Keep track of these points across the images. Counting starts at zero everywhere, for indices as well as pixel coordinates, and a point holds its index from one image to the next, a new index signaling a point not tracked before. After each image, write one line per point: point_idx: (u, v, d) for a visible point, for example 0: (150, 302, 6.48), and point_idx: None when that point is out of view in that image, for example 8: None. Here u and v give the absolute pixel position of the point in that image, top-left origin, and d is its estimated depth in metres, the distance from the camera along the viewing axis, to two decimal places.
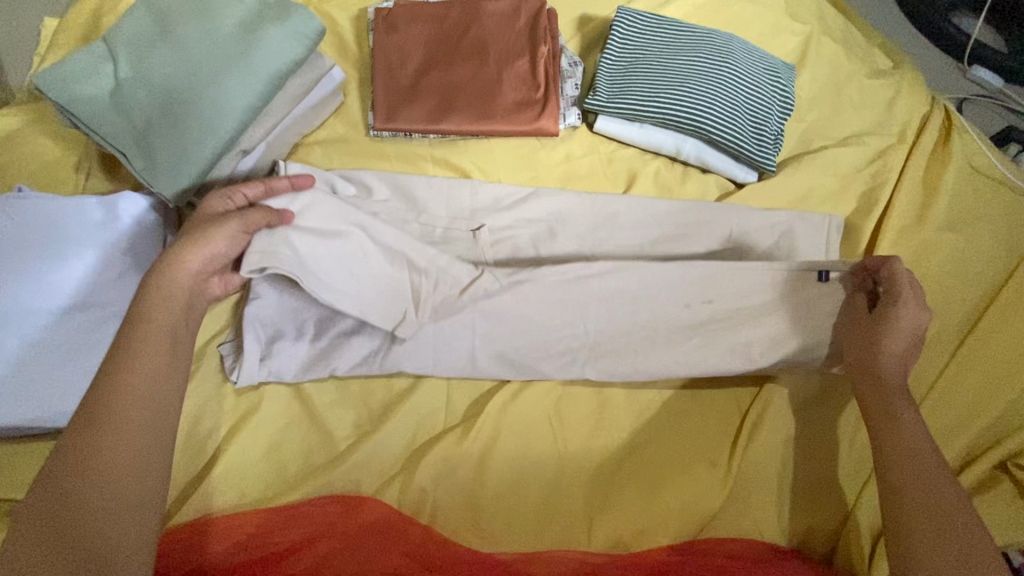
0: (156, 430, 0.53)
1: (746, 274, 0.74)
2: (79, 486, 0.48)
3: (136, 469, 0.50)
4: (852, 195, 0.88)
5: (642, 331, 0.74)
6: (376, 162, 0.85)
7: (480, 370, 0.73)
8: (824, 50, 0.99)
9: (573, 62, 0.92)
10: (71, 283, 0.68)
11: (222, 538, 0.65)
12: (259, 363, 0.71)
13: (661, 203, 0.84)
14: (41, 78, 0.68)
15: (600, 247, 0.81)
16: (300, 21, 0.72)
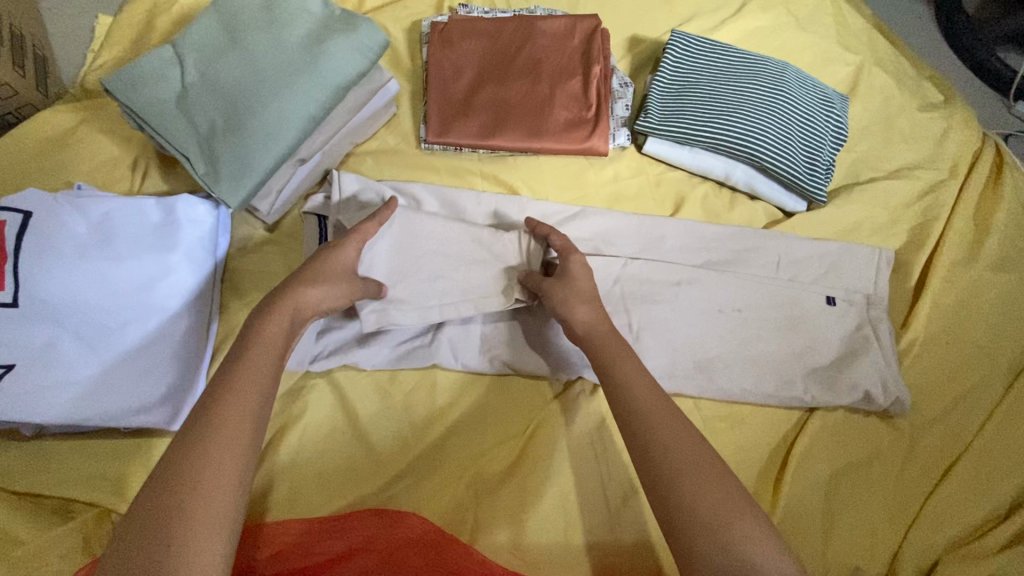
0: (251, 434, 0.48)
1: (770, 286, 0.81)
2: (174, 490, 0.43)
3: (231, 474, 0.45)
4: (902, 228, 0.87)
5: (680, 329, 0.78)
6: (426, 174, 0.85)
7: (521, 364, 0.76)
8: (875, 81, 0.99)
9: (624, 83, 0.93)
10: (124, 283, 0.68)
11: (265, 545, 0.65)
12: (315, 340, 0.73)
13: (708, 227, 0.84)
14: (112, 80, 0.68)
15: (647, 253, 0.82)
16: (366, 34, 0.73)
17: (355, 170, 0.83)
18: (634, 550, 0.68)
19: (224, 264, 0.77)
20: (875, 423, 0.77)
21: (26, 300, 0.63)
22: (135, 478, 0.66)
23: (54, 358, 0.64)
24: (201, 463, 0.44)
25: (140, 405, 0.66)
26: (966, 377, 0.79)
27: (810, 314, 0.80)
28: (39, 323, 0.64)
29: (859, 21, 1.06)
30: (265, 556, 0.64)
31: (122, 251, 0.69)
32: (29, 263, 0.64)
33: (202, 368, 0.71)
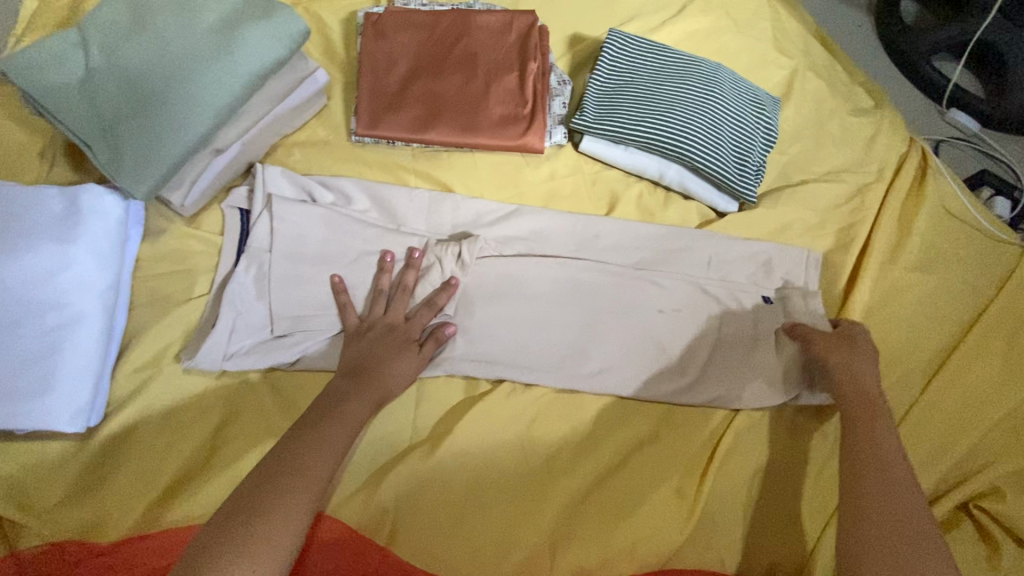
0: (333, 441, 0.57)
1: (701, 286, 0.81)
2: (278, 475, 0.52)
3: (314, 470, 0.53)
4: (829, 230, 0.89)
5: (610, 331, 0.78)
6: (356, 168, 0.83)
7: (452, 366, 0.74)
8: (809, 85, 1.01)
9: (561, 81, 0.92)
10: (19, 277, 0.64)
11: (159, 552, 0.61)
12: (227, 337, 0.69)
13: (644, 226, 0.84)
14: (6, 62, 0.64)
15: (581, 253, 0.82)
16: (284, 19, 0.70)
17: (282, 162, 0.81)
18: (553, 550, 0.68)
19: (136, 257, 0.73)
20: (800, 422, 0.78)
21: None
22: (28, 483, 0.63)
23: None
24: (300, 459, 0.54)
25: (31, 407, 0.61)
26: (886, 376, 0.81)
27: (739, 313, 0.81)
28: None
29: (796, 27, 1.08)
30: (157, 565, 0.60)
31: (16, 243, 0.65)
32: None
33: (106, 367, 0.67)
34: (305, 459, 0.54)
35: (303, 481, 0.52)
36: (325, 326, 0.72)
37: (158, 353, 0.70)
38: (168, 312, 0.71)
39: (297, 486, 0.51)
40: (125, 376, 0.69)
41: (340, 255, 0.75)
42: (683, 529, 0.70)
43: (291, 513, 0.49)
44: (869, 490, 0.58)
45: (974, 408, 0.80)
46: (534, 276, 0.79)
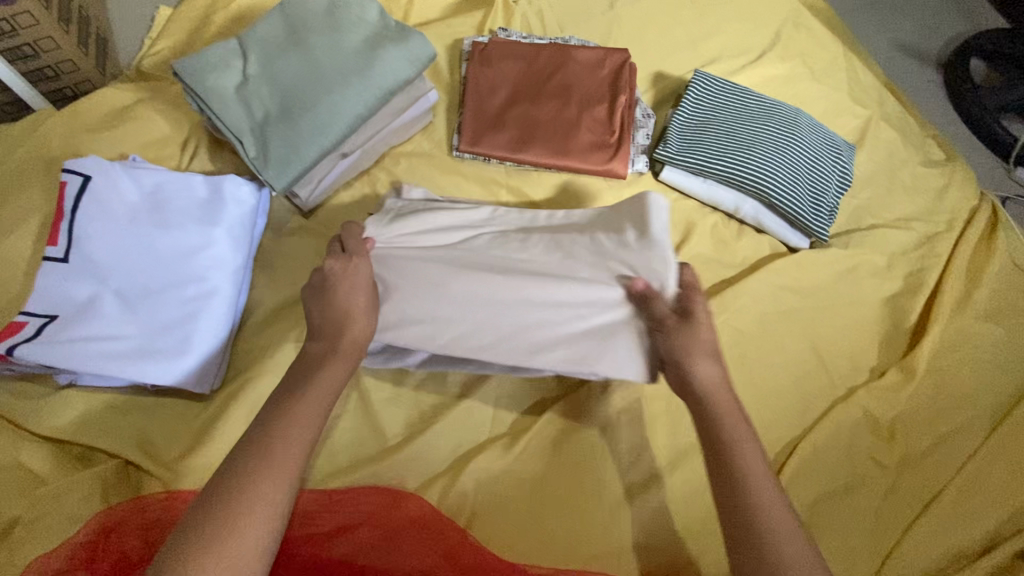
0: (318, 401, 0.54)
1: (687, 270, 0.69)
2: (253, 447, 0.49)
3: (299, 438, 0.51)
4: (898, 273, 0.92)
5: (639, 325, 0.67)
6: (455, 180, 0.91)
7: (527, 362, 0.68)
8: (882, 134, 1.05)
9: (646, 114, 0.99)
10: (167, 251, 0.73)
11: None
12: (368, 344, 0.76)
13: (648, 207, 0.74)
14: (180, 64, 0.74)
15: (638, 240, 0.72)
16: (415, 45, 0.79)
17: (390, 170, 0.89)
18: (621, 550, 0.71)
19: (260, 242, 0.82)
20: (862, 455, 0.80)
21: (76, 258, 0.70)
22: (154, 436, 0.70)
23: (99, 314, 0.69)
24: (283, 431, 0.51)
25: (166, 365, 0.69)
26: (949, 419, 0.83)
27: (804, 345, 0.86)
28: (88, 279, 0.69)
29: (869, 79, 1.13)
30: None
31: (166, 221, 0.74)
32: (84, 224, 0.71)
33: (229, 338, 0.74)
34: (287, 422, 0.51)
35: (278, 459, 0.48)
36: (419, 323, 0.71)
37: (273, 329, 0.78)
38: (284, 295, 0.79)
39: (274, 457, 0.49)
40: (243, 347, 0.76)
41: (460, 252, 0.76)
42: None
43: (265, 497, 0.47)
44: (722, 455, 0.54)
45: None
46: (584, 258, 0.73)
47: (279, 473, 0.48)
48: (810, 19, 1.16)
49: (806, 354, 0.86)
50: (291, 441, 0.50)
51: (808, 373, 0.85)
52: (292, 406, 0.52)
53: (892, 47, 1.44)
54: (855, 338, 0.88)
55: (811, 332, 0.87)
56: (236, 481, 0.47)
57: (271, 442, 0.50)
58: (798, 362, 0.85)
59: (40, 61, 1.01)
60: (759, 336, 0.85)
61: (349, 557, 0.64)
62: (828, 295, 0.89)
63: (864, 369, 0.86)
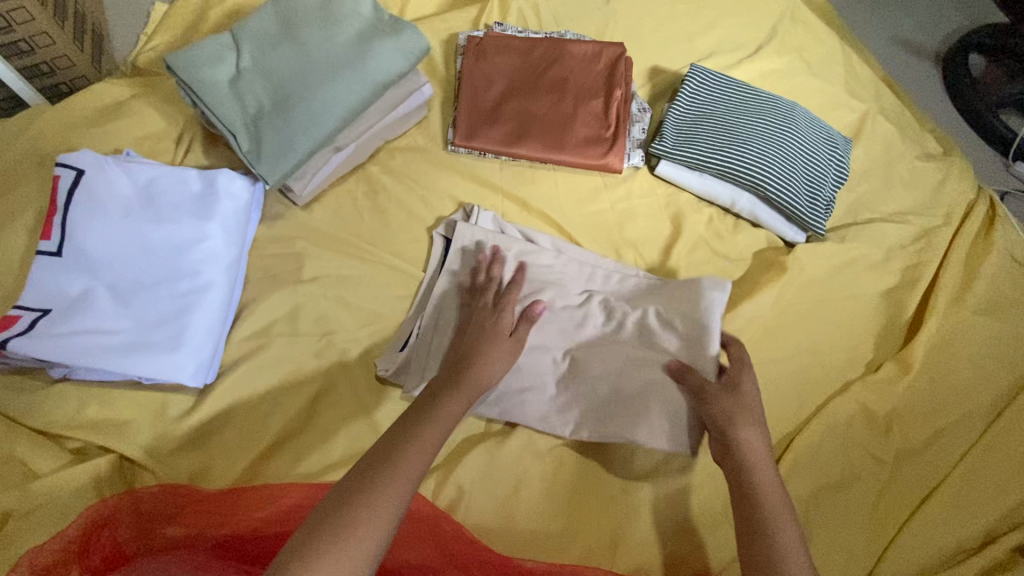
0: (442, 423, 0.58)
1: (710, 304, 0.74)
2: (379, 451, 0.54)
3: (425, 451, 0.55)
4: (895, 267, 0.92)
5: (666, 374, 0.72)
6: (450, 175, 0.91)
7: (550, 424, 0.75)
8: (879, 128, 1.05)
9: (642, 108, 0.99)
10: (161, 246, 0.73)
11: (264, 504, 0.65)
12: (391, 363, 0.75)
13: (702, 283, 0.76)
14: (173, 57, 0.74)
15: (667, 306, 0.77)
16: (409, 37, 0.79)
17: (385, 164, 0.89)
18: (617, 545, 0.70)
19: (254, 237, 0.82)
20: (859, 449, 0.80)
21: (68, 252, 0.70)
22: (148, 430, 0.70)
23: (92, 308, 0.69)
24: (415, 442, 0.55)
25: (158, 359, 0.68)
26: (945, 413, 0.83)
27: (797, 339, 0.86)
28: (81, 273, 0.69)
29: (866, 74, 1.13)
30: (259, 516, 0.64)
31: (160, 216, 0.74)
32: (77, 218, 0.71)
33: (224, 332, 0.74)
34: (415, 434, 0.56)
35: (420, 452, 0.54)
36: None
37: (267, 324, 0.78)
38: (278, 289, 0.79)
39: (403, 460, 0.53)
40: (237, 342, 0.76)
41: (575, 320, 0.79)
42: None
43: (388, 495, 0.50)
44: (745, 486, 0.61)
45: None
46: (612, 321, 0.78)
47: (405, 474, 0.52)
48: (807, 13, 1.16)
49: (801, 348, 0.85)
50: (418, 451, 0.54)
51: (804, 367, 0.84)
52: (421, 424, 0.57)
53: (889, 42, 1.43)
54: (852, 332, 0.87)
55: (807, 326, 0.87)
56: (363, 478, 0.51)
57: (399, 446, 0.54)
58: (794, 356, 0.85)
59: (34, 56, 1.01)
60: (755, 330, 0.85)
61: None
62: (825, 288, 0.89)
63: (859, 363, 0.86)
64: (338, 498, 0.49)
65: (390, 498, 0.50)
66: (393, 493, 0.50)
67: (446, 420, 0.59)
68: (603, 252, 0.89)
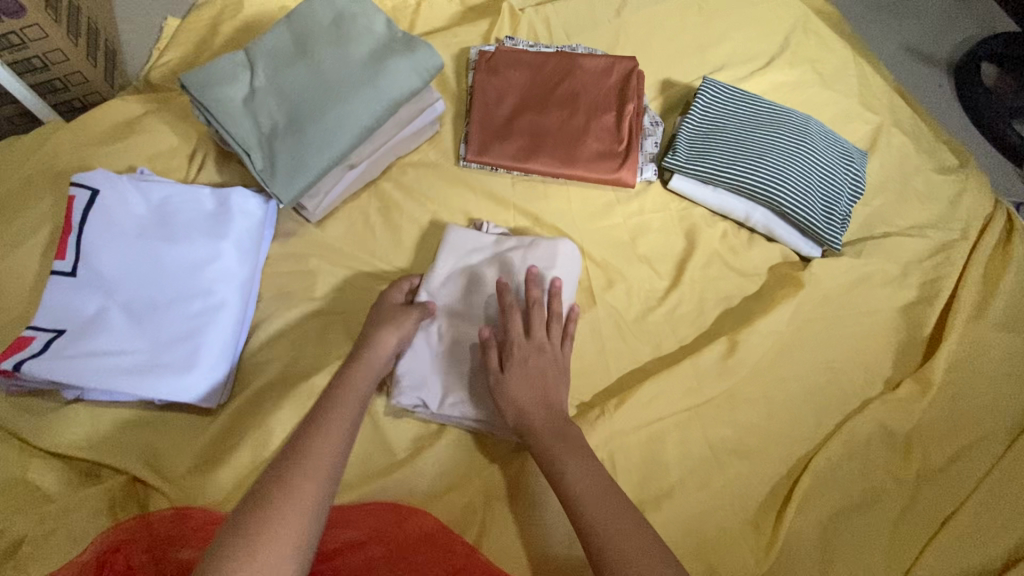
0: (351, 408, 0.60)
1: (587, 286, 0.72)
2: (297, 441, 0.54)
3: (341, 435, 0.56)
4: (913, 281, 0.90)
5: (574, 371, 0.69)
6: (462, 190, 0.90)
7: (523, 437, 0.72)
8: (893, 140, 1.04)
9: (654, 122, 0.98)
10: (175, 265, 0.73)
11: None
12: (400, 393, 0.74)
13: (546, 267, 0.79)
14: (188, 76, 0.74)
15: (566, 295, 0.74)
16: (422, 55, 0.79)
17: (397, 180, 0.89)
18: None
19: (267, 255, 0.81)
20: (878, 468, 0.79)
21: (83, 272, 0.70)
22: (161, 451, 0.69)
23: (106, 328, 0.68)
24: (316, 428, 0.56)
25: (172, 379, 0.68)
26: (967, 430, 0.81)
27: (814, 355, 0.85)
28: (95, 293, 0.69)
29: (879, 85, 1.12)
30: None
31: (174, 235, 0.74)
32: (91, 237, 0.71)
33: (236, 351, 0.74)
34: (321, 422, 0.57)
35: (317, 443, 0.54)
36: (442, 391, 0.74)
37: (279, 343, 0.77)
38: (291, 307, 0.79)
39: (316, 444, 0.54)
40: (249, 361, 0.75)
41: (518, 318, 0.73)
42: (760, 562, 0.71)
43: (314, 479, 0.51)
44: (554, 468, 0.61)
45: None
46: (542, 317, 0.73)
47: (326, 455, 0.53)
48: (818, 24, 1.15)
49: (819, 365, 0.84)
50: (329, 431, 0.56)
51: (822, 384, 0.83)
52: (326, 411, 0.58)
53: (901, 51, 1.43)
54: (869, 349, 0.86)
55: (823, 342, 0.86)
56: (287, 468, 0.51)
57: (312, 432, 0.55)
58: (811, 373, 0.84)
59: (48, 72, 1.02)
60: (772, 346, 0.84)
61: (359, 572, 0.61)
62: (841, 304, 0.88)
63: (876, 379, 0.85)
64: (264, 489, 0.49)
65: (312, 488, 0.50)
66: (313, 476, 0.51)
67: (353, 406, 0.60)
68: (617, 267, 0.88)
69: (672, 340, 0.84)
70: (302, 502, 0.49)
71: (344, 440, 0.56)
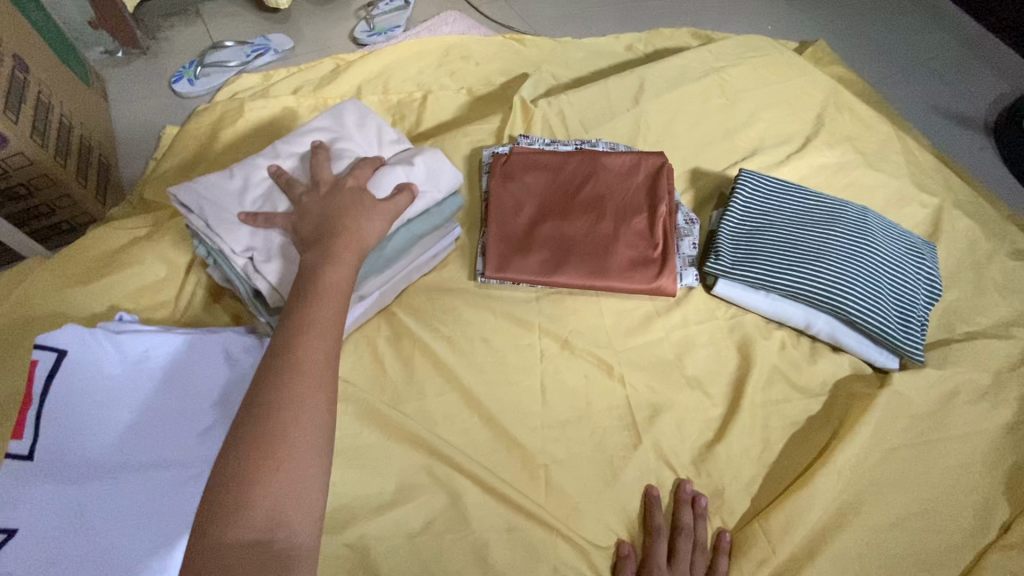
0: (317, 377, 0.50)
1: (441, 167, 0.75)
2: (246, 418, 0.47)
3: (302, 428, 0.47)
4: (1012, 394, 0.77)
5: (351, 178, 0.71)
6: (480, 312, 0.80)
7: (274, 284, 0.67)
8: (958, 223, 0.93)
9: (689, 220, 0.88)
10: (152, 435, 0.63)
11: None
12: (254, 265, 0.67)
13: (431, 160, 0.75)
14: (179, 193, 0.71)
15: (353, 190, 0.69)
16: (437, 158, 0.75)
17: (409, 307, 0.80)
18: None
19: None
20: None
21: (42, 455, 0.59)
22: None
23: (60, 526, 0.56)
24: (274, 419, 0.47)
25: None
26: None
27: (910, 494, 0.70)
28: (54, 481, 0.58)
29: (928, 160, 1.02)
30: None
31: (156, 400, 0.65)
32: (55, 410, 0.61)
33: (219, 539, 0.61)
34: (279, 369, 0.50)
35: (286, 439, 0.46)
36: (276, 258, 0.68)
37: None
38: None
39: (285, 454, 0.45)
40: None
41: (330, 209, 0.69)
42: None
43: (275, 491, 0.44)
44: None
45: None
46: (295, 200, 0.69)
47: (297, 462, 0.46)
48: (852, 100, 1.08)
49: (919, 508, 0.70)
50: (296, 389, 0.48)
51: (925, 533, 0.68)
52: (289, 383, 0.48)
53: (934, 116, 1.35)
54: (978, 483, 0.71)
55: (920, 478, 0.71)
56: (245, 474, 0.44)
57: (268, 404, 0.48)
58: (912, 520, 0.69)
59: (33, 198, 0.94)
60: (858, 487, 0.70)
61: None
62: (934, 426, 0.74)
63: (992, 524, 0.69)
64: (231, 494, 0.44)
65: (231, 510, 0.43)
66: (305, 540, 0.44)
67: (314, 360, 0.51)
68: (663, 394, 0.76)
69: (737, 484, 0.71)
70: (213, 536, 0.43)
71: (313, 423, 0.48)
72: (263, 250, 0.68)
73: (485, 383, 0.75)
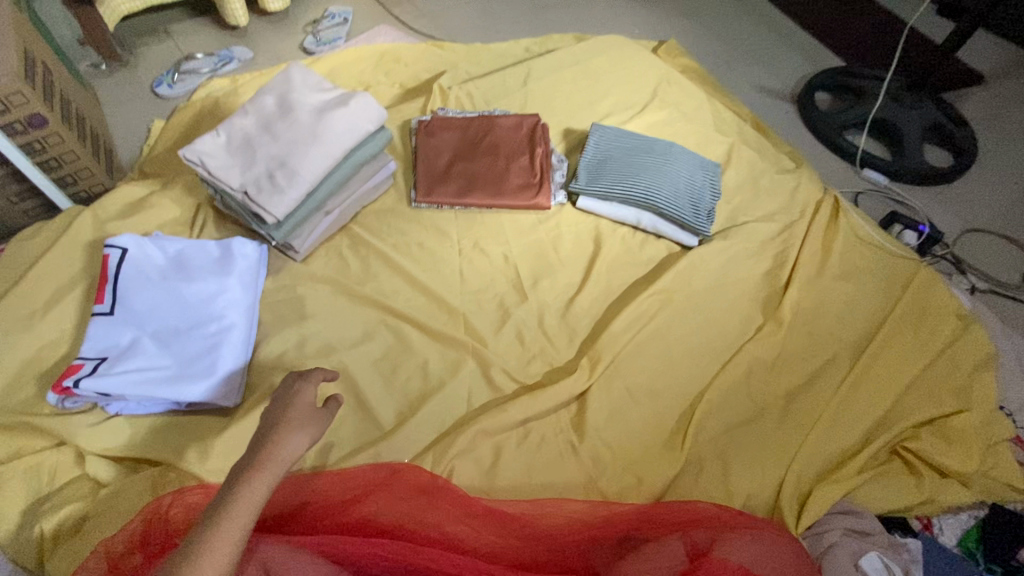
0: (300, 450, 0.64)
1: (369, 110, 1.03)
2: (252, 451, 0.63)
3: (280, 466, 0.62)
4: (769, 253, 1.18)
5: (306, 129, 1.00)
6: (415, 225, 1.15)
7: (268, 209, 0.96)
8: (744, 154, 1.35)
9: (560, 160, 1.27)
10: (191, 298, 0.92)
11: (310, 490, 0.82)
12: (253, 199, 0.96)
13: (361, 105, 1.03)
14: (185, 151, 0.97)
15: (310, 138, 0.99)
16: (364, 100, 1.03)
17: (363, 224, 1.13)
18: (586, 487, 0.89)
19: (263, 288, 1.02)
20: (760, 391, 1.01)
21: (119, 310, 0.89)
22: (188, 443, 0.84)
23: (141, 350, 0.86)
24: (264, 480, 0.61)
25: (196, 383, 0.85)
26: (823, 357, 1.06)
27: (701, 314, 1.09)
28: (131, 326, 0.88)
29: (730, 116, 1.45)
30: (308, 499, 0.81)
31: (190, 277, 0.94)
32: (124, 283, 0.90)
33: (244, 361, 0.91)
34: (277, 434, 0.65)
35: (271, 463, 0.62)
36: (266, 191, 0.96)
37: (280, 352, 0.96)
38: (287, 324, 0.98)
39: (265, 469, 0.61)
40: (256, 369, 0.93)
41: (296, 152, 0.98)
42: (674, 467, 0.92)
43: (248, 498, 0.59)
44: None
45: (894, 376, 1.03)
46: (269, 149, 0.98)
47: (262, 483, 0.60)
48: (678, 77, 1.50)
49: (706, 321, 1.08)
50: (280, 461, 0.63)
51: (709, 334, 1.07)
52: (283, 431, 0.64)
53: (754, 92, 1.80)
54: (745, 305, 1.11)
55: (708, 304, 1.10)
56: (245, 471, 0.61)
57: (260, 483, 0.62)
58: (701, 328, 1.07)
59: (62, 170, 1.21)
60: (668, 311, 1.08)
61: (376, 510, 0.80)
62: (717, 274, 1.14)
63: (752, 326, 1.08)
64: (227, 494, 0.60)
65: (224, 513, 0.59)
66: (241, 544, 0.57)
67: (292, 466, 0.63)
68: (543, 268, 1.13)
69: (591, 317, 1.07)
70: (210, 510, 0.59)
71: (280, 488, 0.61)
72: (253, 187, 0.96)
73: (421, 267, 1.09)
